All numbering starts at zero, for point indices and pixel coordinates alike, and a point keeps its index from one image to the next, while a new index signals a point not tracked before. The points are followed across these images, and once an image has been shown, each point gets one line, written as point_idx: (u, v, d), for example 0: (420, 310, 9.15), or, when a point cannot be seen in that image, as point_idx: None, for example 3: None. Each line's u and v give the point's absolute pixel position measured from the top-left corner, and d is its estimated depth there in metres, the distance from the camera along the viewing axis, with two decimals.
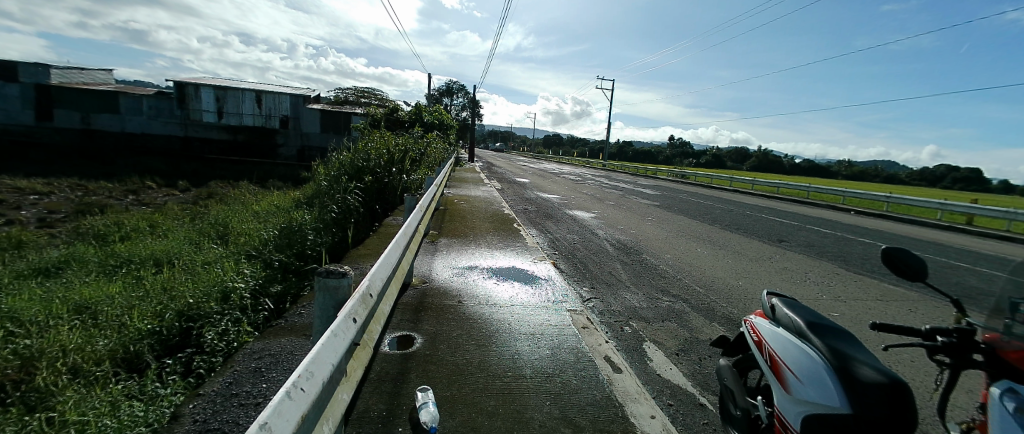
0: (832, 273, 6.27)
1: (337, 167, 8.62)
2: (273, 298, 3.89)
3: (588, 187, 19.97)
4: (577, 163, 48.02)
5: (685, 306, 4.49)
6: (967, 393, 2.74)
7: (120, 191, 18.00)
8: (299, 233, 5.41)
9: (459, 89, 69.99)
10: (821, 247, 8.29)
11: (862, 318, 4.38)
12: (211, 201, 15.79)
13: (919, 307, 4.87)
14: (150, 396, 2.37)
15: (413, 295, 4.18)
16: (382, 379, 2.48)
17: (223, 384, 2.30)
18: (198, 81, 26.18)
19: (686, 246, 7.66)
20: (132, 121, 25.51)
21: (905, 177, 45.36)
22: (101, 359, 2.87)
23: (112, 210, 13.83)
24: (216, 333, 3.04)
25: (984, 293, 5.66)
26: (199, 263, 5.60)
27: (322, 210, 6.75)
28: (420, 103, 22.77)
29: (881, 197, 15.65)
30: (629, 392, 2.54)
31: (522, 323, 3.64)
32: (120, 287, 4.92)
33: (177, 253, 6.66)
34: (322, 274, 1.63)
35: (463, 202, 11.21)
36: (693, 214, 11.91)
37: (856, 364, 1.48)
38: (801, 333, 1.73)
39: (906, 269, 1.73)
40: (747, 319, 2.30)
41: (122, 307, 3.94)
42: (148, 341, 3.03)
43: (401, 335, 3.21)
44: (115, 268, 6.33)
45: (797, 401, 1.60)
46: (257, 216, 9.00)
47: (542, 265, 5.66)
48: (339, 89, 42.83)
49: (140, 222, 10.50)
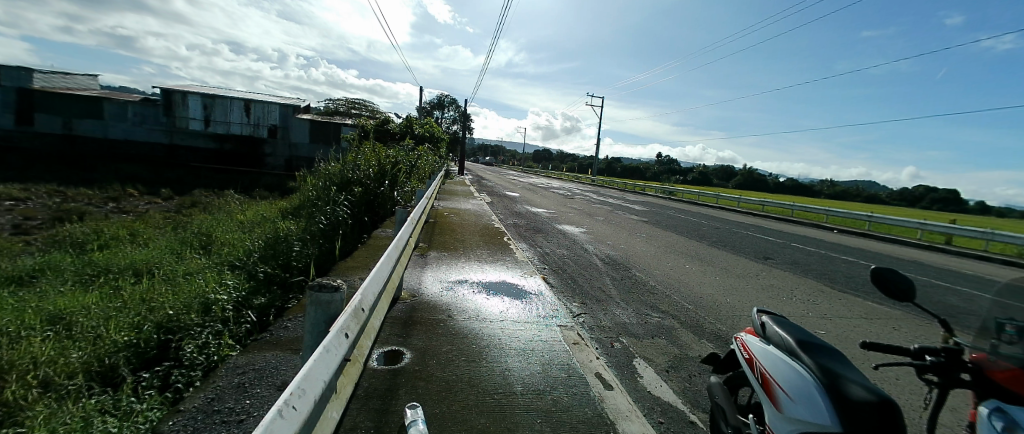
0: (817, 291, 6.37)
1: (324, 178, 8.50)
2: (256, 310, 3.78)
3: (578, 201, 20.14)
4: (567, 177, 48.31)
5: (674, 323, 4.50)
6: (953, 412, 2.79)
7: (100, 198, 17.56)
8: (285, 244, 5.31)
9: (451, 102, 70.54)
10: (806, 264, 8.44)
11: (847, 335, 4.45)
12: (194, 210, 15.49)
13: (903, 326, 4.96)
14: (125, 411, 2.26)
15: (403, 308, 4.13)
16: (370, 396, 2.42)
17: (205, 400, 2.22)
18: (186, 88, 25.80)
19: (675, 263, 7.70)
20: (116, 127, 25.01)
21: (885, 197, 46.76)
22: (74, 371, 2.76)
23: (91, 218, 13.47)
24: (195, 346, 2.93)
25: (965, 312, 5.79)
26: (180, 273, 5.47)
27: (310, 221, 6.67)
28: (412, 115, 22.83)
29: (863, 217, 16.08)
30: (620, 410, 2.52)
31: (513, 338, 3.60)
32: (97, 296, 4.75)
33: (158, 263, 6.47)
34: (315, 288, 1.60)
35: (452, 215, 11.21)
36: (681, 231, 12.06)
37: (845, 382, 1.49)
38: (792, 351, 1.74)
39: (895, 289, 1.76)
40: (738, 337, 2.32)
41: (98, 318, 3.81)
42: (125, 353, 2.91)
43: (390, 350, 3.15)
44: (92, 278, 6.11)
45: (789, 420, 1.61)
46: (243, 226, 8.86)
47: (532, 280, 5.64)
48: (331, 100, 43.05)
49: (121, 230, 10.22)
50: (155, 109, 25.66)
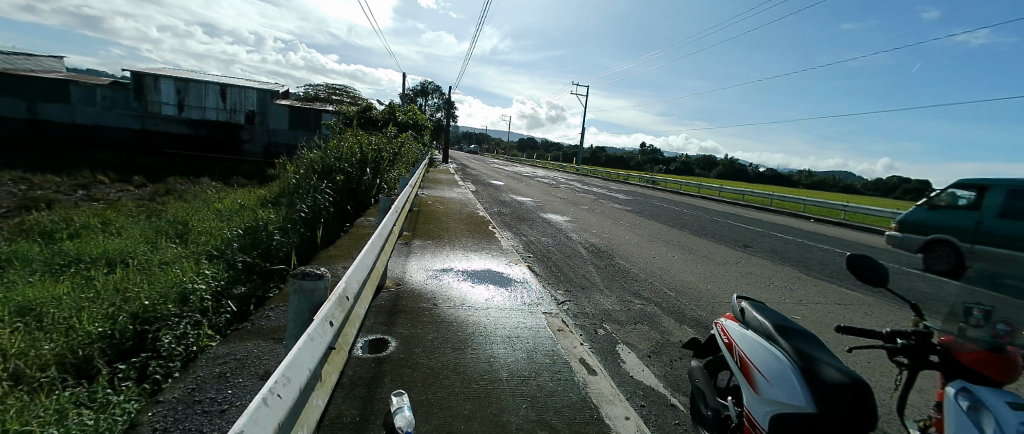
0: (794, 278, 6.54)
1: (305, 166, 8.28)
2: (236, 300, 3.68)
3: (562, 190, 20.26)
4: (552, 166, 48.47)
5: (656, 309, 4.59)
6: (920, 392, 2.94)
7: (69, 185, 16.83)
8: (264, 233, 5.17)
9: (435, 89, 69.48)
10: (783, 252, 8.68)
11: (823, 320, 4.61)
12: (169, 198, 14.99)
13: (875, 311, 5.16)
14: (101, 403, 2.19)
15: (387, 297, 4.09)
16: (355, 384, 2.40)
17: (186, 390, 2.17)
18: (157, 72, 24.73)
19: (657, 251, 7.83)
20: (84, 111, 23.88)
21: (860, 187, 48.13)
22: (46, 364, 2.67)
23: (61, 206, 12.95)
24: (173, 337, 2.84)
25: (934, 298, 6.05)
26: (155, 263, 5.29)
27: (290, 210, 6.52)
28: (394, 102, 22.45)
29: (838, 206, 16.60)
30: (604, 394, 2.57)
31: (498, 326, 3.62)
32: (67, 287, 4.56)
33: (132, 252, 6.26)
34: (298, 276, 1.55)
35: (437, 203, 11.11)
36: (664, 219, 12.26)
37: (821, 365, 1.55)
38: (770, 336, 1.79)
39: (869, 274, 1.82)
40: (717, 322, 2.36)
41: (71, 308, 3.67)
42: (99, 344, 2.81)
43: (375, 339, 3.13)
44: (62, 269, 5.86)
45: (766, 401, 1.66)
46: (221, 215, 8.60)
47: (518, 268, 5.65)
48: (311, 85, 42.06)
49: (91, 219, 9.85)
50: (125, 93, 24.59)
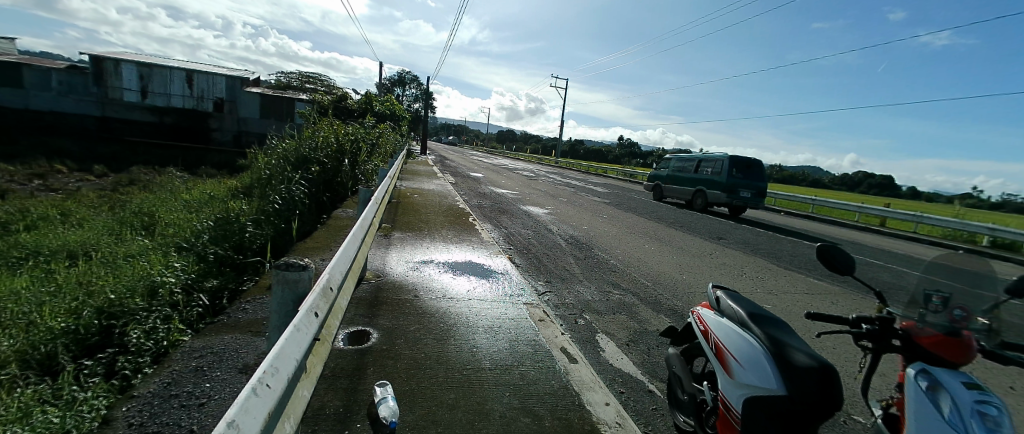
0: (764, 269, 6.78)
1: (278, 155, 8.02)
2: (209, 293, 3.57)
3: (542, 182, 20.34)
4: (532, 158, 48.48)
5: (634, 299, 4.69)
6: (881, 376, 3.10)
7: (23, 173, 15.81)
8: (237, 225, 5.01)
9: (414, 79, 68.19)
10: (756, 244, 8.98)
11: (792, 309, 4.80)
12: (133, 189, 14.27)
13: (841, 300, 5.40)
14: (67, 400, 2.09)
15: (368, 289, 4.04)
16: (337, 376, 2.37)
17: (160, 385, 2.11)
18: (118, 55, 23.41)
19: (635, 242, 7.98)
20: (38, 96, 22.41)
21: (828, 182, 50.00)
22: (6, 361, 2.53)
23: (16, 196, 12.20)
24: (142, 331, 2.73)
25: (895, 287, 6.37)
26: (120, 256, 5.06)
27: (263, 201, 6.31)
28: (372, 92, 21.95)
29: (808, 200, 17.20)
30: (585, 381, 2.62)
31: (480, 316, 3.63)
32: (25, 281, 4.31)
33: (95, 244, 5.97)
34: (281, 267, 1.51)
35: (416, 195, 10.97)
36: (641, 212, 12.49)
37: (791, 349, 1.63)
38: (743, 323, 1.86)
39: (837, 264, 1.91)
40: (693, 311, 2.43)
41: (29, 303, 3.48)
42: (62, 340, 2.67)
43: (356, 331, 3.09)
44: (19, 262, 5.53)
45: (740, 385, 1.73)
46: (189, 206, 8.26)
47: (499, 260, 5.66)
48: (284, 73, 40.62)
49: (49, 210, 9.30)
50: (84, 78, 23.20)
